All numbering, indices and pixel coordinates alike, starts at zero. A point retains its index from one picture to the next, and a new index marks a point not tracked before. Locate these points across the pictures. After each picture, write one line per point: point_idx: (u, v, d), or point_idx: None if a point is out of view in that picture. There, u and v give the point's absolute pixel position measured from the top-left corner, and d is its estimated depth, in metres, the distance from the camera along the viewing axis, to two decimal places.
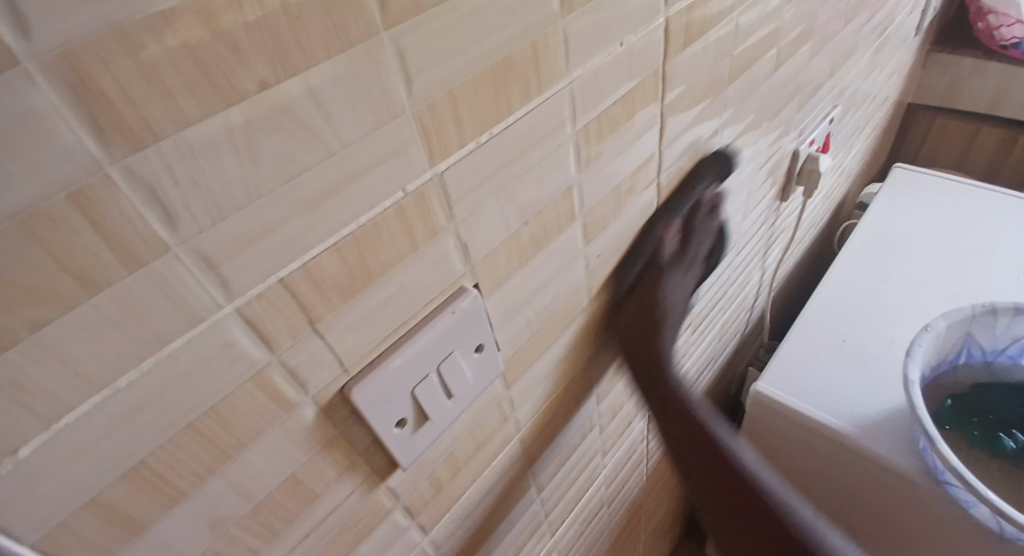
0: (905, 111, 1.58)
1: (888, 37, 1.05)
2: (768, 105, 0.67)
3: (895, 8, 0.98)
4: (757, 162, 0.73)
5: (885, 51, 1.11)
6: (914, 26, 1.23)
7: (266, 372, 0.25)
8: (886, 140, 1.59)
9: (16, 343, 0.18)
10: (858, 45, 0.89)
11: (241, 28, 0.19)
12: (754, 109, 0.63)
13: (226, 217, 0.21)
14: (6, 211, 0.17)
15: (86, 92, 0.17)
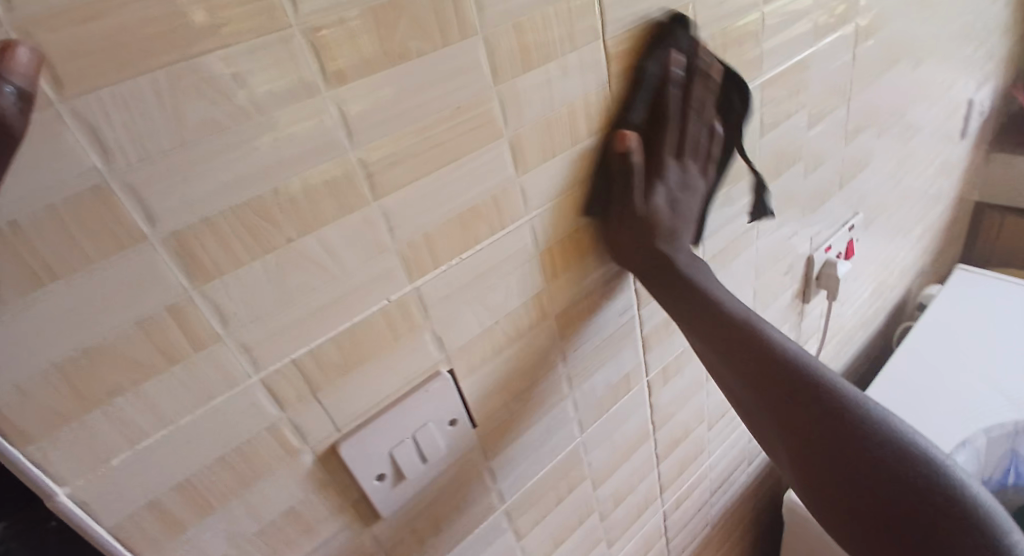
0: (975, 209, 1.54)
1: (928, 144, 1.07)
2: (767, 220, 0.73)
3: (925, 124, 1.02)
4: (764, 268, 0.78)
5: (930, 160, 1.13)
6: (964, 133, 1.24)
7: (279, 425, 0.36)
8: (956, 236, 1.54)
9: (125, 392, 0.30)
10: (880, 161, 0.94)
11: (277, 209, 0.31)
12: (745, 224, 0.70)
13: (259, 319, 0.33)
14: (131, 316, 0.29)
15: (182, 251, 0.29)
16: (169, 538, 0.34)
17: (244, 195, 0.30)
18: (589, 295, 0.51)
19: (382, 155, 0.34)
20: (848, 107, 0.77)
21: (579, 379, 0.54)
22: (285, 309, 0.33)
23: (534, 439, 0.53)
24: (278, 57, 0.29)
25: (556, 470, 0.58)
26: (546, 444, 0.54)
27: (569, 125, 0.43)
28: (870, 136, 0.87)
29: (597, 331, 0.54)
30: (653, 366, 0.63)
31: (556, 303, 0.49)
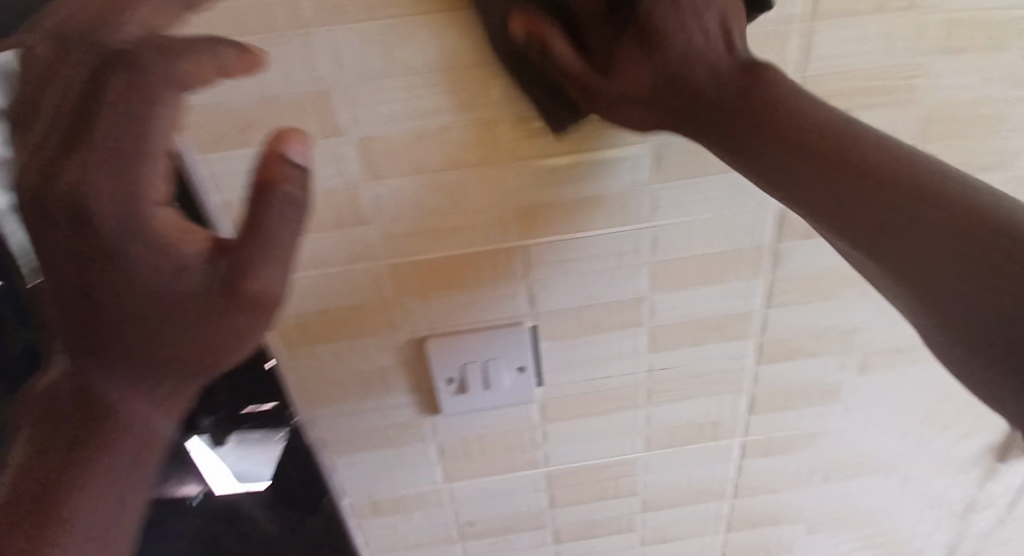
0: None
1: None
2: None
3: None
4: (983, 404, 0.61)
5: None
6: None
7: (390, 303, 0.47)
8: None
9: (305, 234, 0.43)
10: None
11: (433, 140, 0.40)
12: None
13: (399, 218, 0.43)
14: (320, 184, 0.41)
15: (363, 151, 0.40)
16: (301, 345, 0.49)
17: (414, 123, 0.39)
18: (698, 322, 0.50)
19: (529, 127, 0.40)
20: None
21: (656, 400, 0.56)
22: (419, 219, 0.43)
23: (592, 425, 0.57)
24: (464, 26, 0.36)
25: (605, 466, 0.62)
26: (602, 436, 0.58)
27: None
28: None
29: (693, 362, 0.53)
30: (750, 433, 0.61)
31: (658, 314, 0.49)
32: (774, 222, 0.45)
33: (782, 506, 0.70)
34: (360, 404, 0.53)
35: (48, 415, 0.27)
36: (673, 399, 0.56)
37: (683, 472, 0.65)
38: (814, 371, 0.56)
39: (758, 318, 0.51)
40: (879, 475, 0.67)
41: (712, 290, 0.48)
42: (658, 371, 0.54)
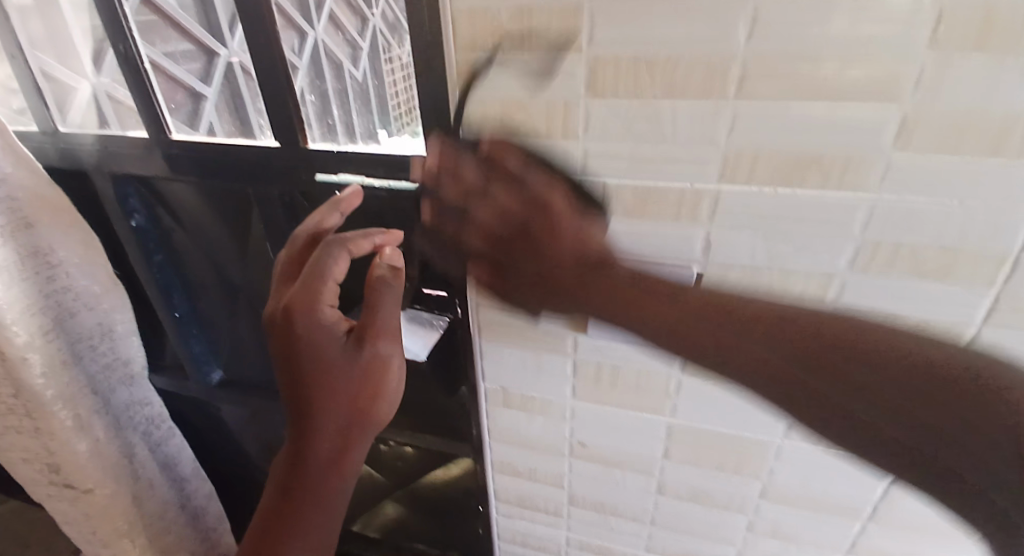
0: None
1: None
2: None
3: None
4: None
5: None
6: None
7: (570, 218, 0.48)
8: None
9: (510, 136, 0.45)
10: None
11: (657, 62, 0.38)
12: None
13: (600, 138, 0.43)
14: (537, 90, 0.42)
15: (585, 65, 0.40)
16: None
17: (642, 44, 0.38)
18: (888, 320, 0.45)
19: (760, 69, 0.37)
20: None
21: None
22: (618, 142, 0.42)
23: (733, 392, 0.56)
24: None
25: (732, 437, 0.60)
26: (739, 406, 0.57)
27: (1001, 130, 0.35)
28: None
29: None
30: None
31: (846, 299, 0.45)
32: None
33: None
34: (518, 302, 0.58)
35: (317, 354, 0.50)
36: None
37: (818, 478, 0.60)
38: None
39: (973, 338, 0.44)
40: None
41: (919, 291, 0.42)
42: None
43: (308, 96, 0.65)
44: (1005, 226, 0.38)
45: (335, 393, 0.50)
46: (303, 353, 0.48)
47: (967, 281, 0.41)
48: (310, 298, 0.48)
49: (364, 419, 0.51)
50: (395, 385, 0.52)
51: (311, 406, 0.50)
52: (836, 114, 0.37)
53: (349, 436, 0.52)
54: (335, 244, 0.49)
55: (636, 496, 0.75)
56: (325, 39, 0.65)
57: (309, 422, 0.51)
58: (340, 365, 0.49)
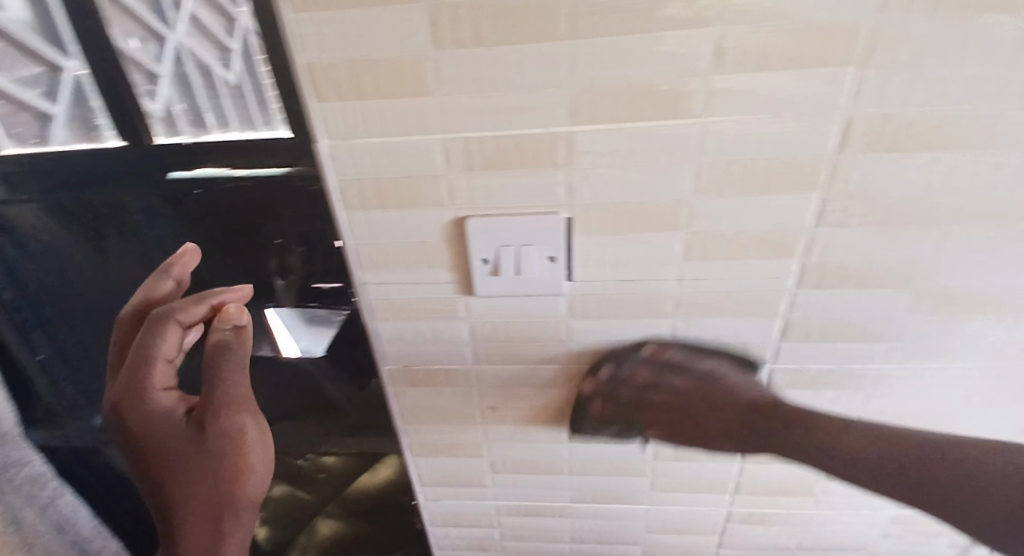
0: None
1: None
2: None
3: None
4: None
5: None
6: None
7: (437, 178, 0.49)
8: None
9: (362, 101, 0.45)
10: None
11: (490, 12, 0.39)
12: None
13: (451, 93, 0.43)
14: (380, 50, 0.42)
15: (423, 21, 0.40)
16: (355, 210, 0.53)
17: None
18: (735, 236, 0.50)
19: (587, 6, 0.38)
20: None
21: (687, 311, 0.57)
22: (470, 95, 0.43)
23: (619, 328, 0.59)
24: None
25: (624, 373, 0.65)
26: (626, 341, 0.61)
27: (793, 48, 0.39)
28: None
29: (725, 277, 0.53)
30: (779, 362, 0.61)
31: (697, 220, 0.49)
32: (832, 134, 0.43)
33: None
34: (405, 271, 0.58)
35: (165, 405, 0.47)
36: (708, 313, 0.57)
37: None
38: (864, 306, 0.54)
39: (806, 239, 0.50)
40: None
41: (754, 202, 0.48)
42: (693, 281, 0.54)
43: (174, 105, 0.60)
44: (811, 134, 0.43)
45: (191, 474, 0.46)
46: (144, 434, 0.45)
47: (790, 189, 0.46)
48: (137, 391, 0.45)
49: (225, 502, 0.46)
50: (255, 459, 0.47)
51: (165, 489, 0.47)
52: (661, 44, 0.40)
53: (216, 521, 0.47)
54: (157, 322, 0.46)
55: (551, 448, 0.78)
56: (187, 41, 0.59)
57: (173, 507, 0.47)
58: (190, 443, 0.45)
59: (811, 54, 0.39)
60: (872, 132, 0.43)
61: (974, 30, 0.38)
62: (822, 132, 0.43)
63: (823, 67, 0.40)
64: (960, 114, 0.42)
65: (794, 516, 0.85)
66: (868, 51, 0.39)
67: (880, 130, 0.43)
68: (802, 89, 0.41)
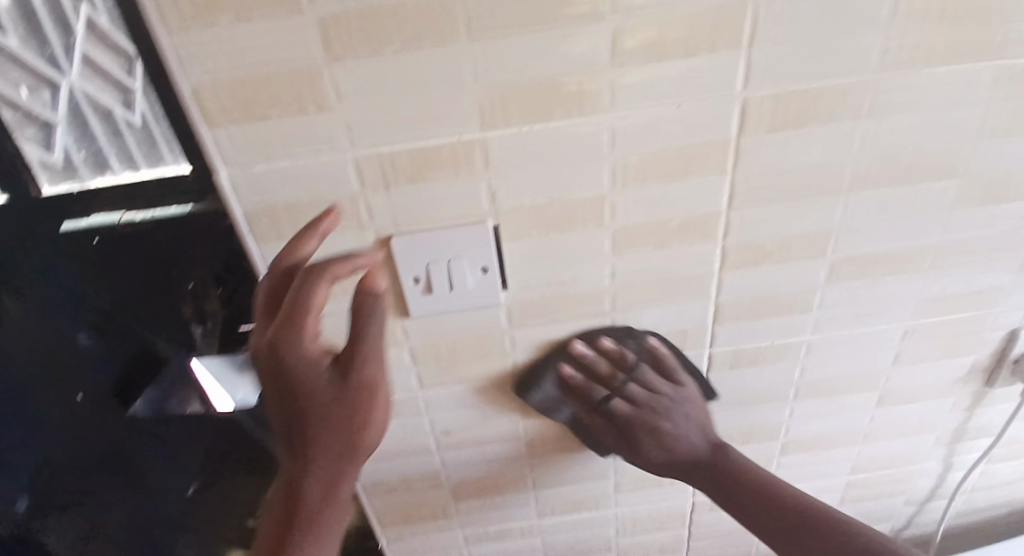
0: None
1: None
2: (967, 257, 0.57)
3: None
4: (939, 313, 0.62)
5: None
6: None
7: (353, 197, 0.47)
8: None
9: (263, 123, 0.42)
10: None
11: (385, 20, 0.38)
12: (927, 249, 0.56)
13: (357, 107, 0.42)
14: (275, 68, 0.40)
15: (316, 34, 0.38)
16: (269, 241, 0.49)
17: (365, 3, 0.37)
18: (658, 224, 0.51)
19: (483, 6, 0.38)
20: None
21: (622, 306, 0.57)
22: (376, 107, 0.42)
23: (560, 332, 0.59)
24: None
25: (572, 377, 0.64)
26: (569, 344, 0.60)
27: (688, 36, 0.40)
28: None
29: (655, 266, 0.54)
30: (717, 346, 0.62)
31: (620, 212, 0.49)
32: (737, 115, 0.44)
33: (749, 426, 0.74)
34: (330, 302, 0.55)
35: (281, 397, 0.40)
36: (645, 305, 0.57)
37: None
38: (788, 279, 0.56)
39: (725, 220, 0.51)
40: (843, 389, 0.70)
41: (673, 188, 0.48)
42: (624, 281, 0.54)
43: (75, 154, 0.52)
44: (714, 118, 0.44)
45: (347, 413, 0.40)
46: (291, 374, 0.38)
47: (702, 173, 0.47)
48: (296, 330, 0.38)
49: (357, 451, 0.41)
50: (385, 424, 0.42)
51: (314, 411, 0.39)
52: (559, 40, 0.40)
53: (332, 480, 0.41)
54: (295, 249, 0.42)
55: (509, 466, 0.76)
56: (84, 86, 0.49)
57: (315, 452, 0.41)
58: (351, 397, 0.41)
59: (706, 39, 0.40)
60: (773, 109, 0.44)
61: (847, 4, 0.40)
62: (725, 113, 0.44)
63: (716, 49, 0.41)
64: (845, 85, 0.44)
65: None
66: (755, 30, 0.40)
67: (777, 108, 0.44)
68: (700, 74, 0.42)
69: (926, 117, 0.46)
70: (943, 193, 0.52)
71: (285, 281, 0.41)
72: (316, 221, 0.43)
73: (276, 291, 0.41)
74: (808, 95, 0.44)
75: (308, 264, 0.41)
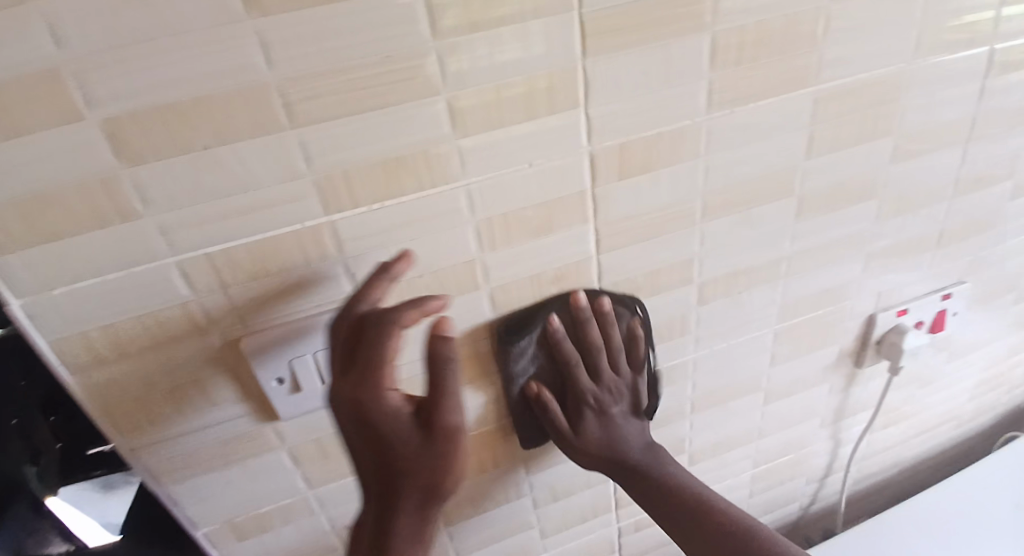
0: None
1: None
2: (813, 259, 0.63)
3: None
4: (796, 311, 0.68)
5: None
6: None
7: (189, 303, 0.41)
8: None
9: (57, 241, 0.36)
10: (1002, 219, 0.76)
11: (190, 113, 0.33)
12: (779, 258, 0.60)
13: (174, 209, 0.36)
14: (61, 178, 0.34)
15: (106, 137, 0.33)
16: (95, 365, 0.42)
17: (162, 97, 0.32)
18: (531, 276, 0.50)
19: (303, 87, 0.35)
20: (963, 153, 0.63)
21: (512, 362, 0.55)
22: (197, 206, 0.37)
23: None
24: None
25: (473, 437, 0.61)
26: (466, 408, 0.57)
27: (525, 98, 0.40)
28: (990, 186, 0.70)
29: (537, 317, 0.53)
30: None
31: (491, 272, 0.48)
32: (585, 166, 0.45)
33: (656, 442, 0.77)
34: (182, 422, 0.47)
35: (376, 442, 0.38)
36: (534, 356, 0.56)
37: None
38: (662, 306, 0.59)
39: (591, 261, 0.52)
40: (731, 391, 0.75)
41: (538, 240, 0.48)
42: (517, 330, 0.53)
43: None
44: (566, 171, 0.45)
45: (429, 467, 0.38)
46: (375, 433, 0.38)
47: (564, 224, 0.48)
48: (369, 388, 0.37)
49: (436, 500, 0.39)
50: (467, 470, 0.39)
51: (414, 478, 0.38)
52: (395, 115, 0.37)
53: (415, 537, 0.40)
54: (376, 321, 0.38)
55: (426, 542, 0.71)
56: None
57: (377, 488, 0.40)
58: (415, 472, 0.38)
59: (543, 99, 0.41)
60: (620, 156, 0.45)
61: (672, 53, 0.41)
62: (575, 165, 0.45)
63: (556, 107, 0.41)
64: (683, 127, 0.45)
65: None
66: (590, 86, 0.41)
67: (624, 155, 0.45)
68: (546, 132, 0.42)
69: (760, 145, 0.49)
70: (786, 208, 0.56)
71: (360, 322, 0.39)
72: (400, 307, 0.39)
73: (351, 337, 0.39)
74: (650, 139, 0.45)
75: (371, 314, 0.39)
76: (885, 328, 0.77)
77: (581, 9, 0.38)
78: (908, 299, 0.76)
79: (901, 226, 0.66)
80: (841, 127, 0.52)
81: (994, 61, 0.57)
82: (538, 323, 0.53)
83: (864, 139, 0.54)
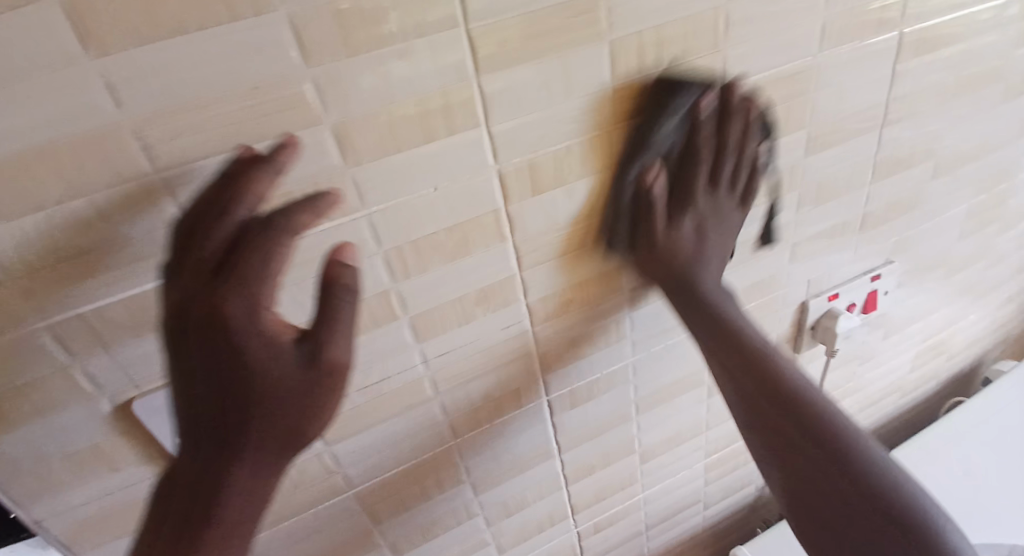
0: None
1: (1015, 192, 0.92)
2: (741, 252, 0.63)
3: (1003, 163, 0.84)
4: (730, 302, 0.68)
5: (1004, 209, 0.94)
6: None
7: (70, 371, 0.39)
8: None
9: None
10: (923, 197, 0.78)
11: (36, 170, 0.31)
12: None
13: (35, 270, 0.34)
14: None
15: None
16: None
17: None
18: (456, 301, 0.48)
19: (163, 127, 0.32)
20: (880, 139, 0.64)
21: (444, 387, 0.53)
22: (62, 266, 0.34)
23: (385, 433, 0.53)
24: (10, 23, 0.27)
25: (415, 469, 0.59)
26: (400, 441, 0.55)
27: (420, 121, 0.38)
28: (909, 166, 0.71)
29: (466, 340, 0.51)
30: (553, 391, 0.63)
31: (410, 303, 0.46)
32: (495, 185, 0.43)
33: (606, 446, 0.76)
34: (82, 490, 0.45)
35: (226, 373, 0.33)
36: (466, 379, 0.54)
37: (502, 446, 0.64)
38: (596, 316, 0.58)
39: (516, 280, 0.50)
40: (675, 388, 0.75)
41: (457, 264, 0.46)
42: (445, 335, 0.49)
43: None
44: (474, 192, 0.43)
45: (289, 405, 0.34)
46: (240, 356, 0.33)
47: (480, 245, 0.46)
48: (238, 301, 0.32)
49: (295, 443, 0.36)
50: (335, 416, 0.36)
51: (272, 411, 0.34)
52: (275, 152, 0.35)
53: (264, 472, 0.36)
54: (267, 228, 0.32)
55: None
56: None
57: (220, 425, 0.35)
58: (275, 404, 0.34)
59: (440, 120, 0.38)
60: (527, 172, 0.44)
61: (570, 65, 0.40)
62: (483, 185, 0.43)
63: (454, 128, 0.39)
64: (591, 136, 0.45)
65: (629, 503, 0.92)
66: (488, 103, 0.39)
67: (534, 170, 0.44)
68: (447, 153, 0.40)
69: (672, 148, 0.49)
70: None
71: (236, 222, 0.33)
72: (288, 211, 0.33)
73: (218, 231, 0.33)
74: (559, 152, 0.44)
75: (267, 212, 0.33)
76: (817, 310, 0.79)
77: (466, 25, 0.36)
78: (836, 281, 0.78)
79: (826, 215, 0.67)
80: (756, 125, 0.52)
81: (901, 49, 0.58)
82: (625, 198, 0.49)
83: (779, 134, 0.55)
